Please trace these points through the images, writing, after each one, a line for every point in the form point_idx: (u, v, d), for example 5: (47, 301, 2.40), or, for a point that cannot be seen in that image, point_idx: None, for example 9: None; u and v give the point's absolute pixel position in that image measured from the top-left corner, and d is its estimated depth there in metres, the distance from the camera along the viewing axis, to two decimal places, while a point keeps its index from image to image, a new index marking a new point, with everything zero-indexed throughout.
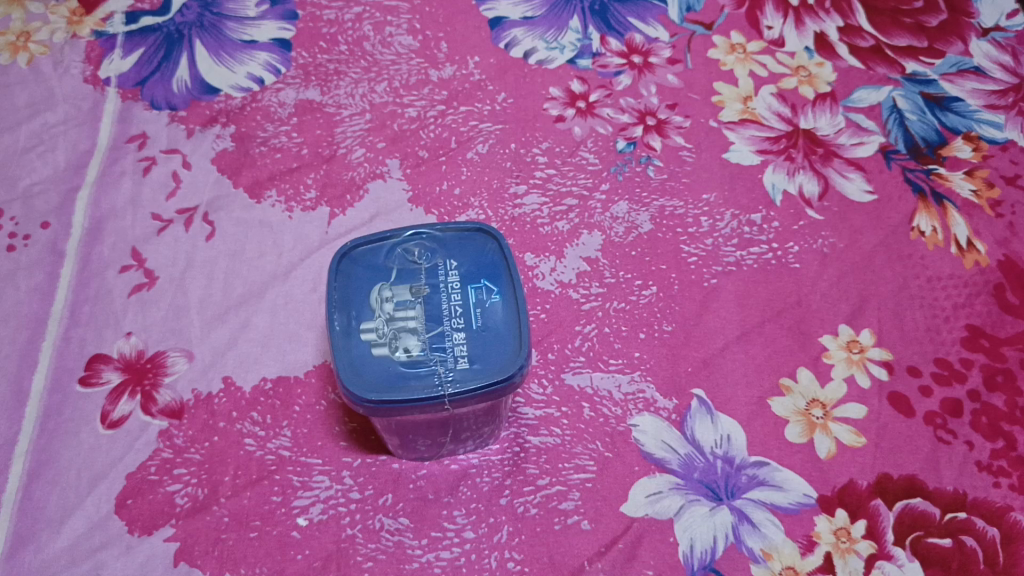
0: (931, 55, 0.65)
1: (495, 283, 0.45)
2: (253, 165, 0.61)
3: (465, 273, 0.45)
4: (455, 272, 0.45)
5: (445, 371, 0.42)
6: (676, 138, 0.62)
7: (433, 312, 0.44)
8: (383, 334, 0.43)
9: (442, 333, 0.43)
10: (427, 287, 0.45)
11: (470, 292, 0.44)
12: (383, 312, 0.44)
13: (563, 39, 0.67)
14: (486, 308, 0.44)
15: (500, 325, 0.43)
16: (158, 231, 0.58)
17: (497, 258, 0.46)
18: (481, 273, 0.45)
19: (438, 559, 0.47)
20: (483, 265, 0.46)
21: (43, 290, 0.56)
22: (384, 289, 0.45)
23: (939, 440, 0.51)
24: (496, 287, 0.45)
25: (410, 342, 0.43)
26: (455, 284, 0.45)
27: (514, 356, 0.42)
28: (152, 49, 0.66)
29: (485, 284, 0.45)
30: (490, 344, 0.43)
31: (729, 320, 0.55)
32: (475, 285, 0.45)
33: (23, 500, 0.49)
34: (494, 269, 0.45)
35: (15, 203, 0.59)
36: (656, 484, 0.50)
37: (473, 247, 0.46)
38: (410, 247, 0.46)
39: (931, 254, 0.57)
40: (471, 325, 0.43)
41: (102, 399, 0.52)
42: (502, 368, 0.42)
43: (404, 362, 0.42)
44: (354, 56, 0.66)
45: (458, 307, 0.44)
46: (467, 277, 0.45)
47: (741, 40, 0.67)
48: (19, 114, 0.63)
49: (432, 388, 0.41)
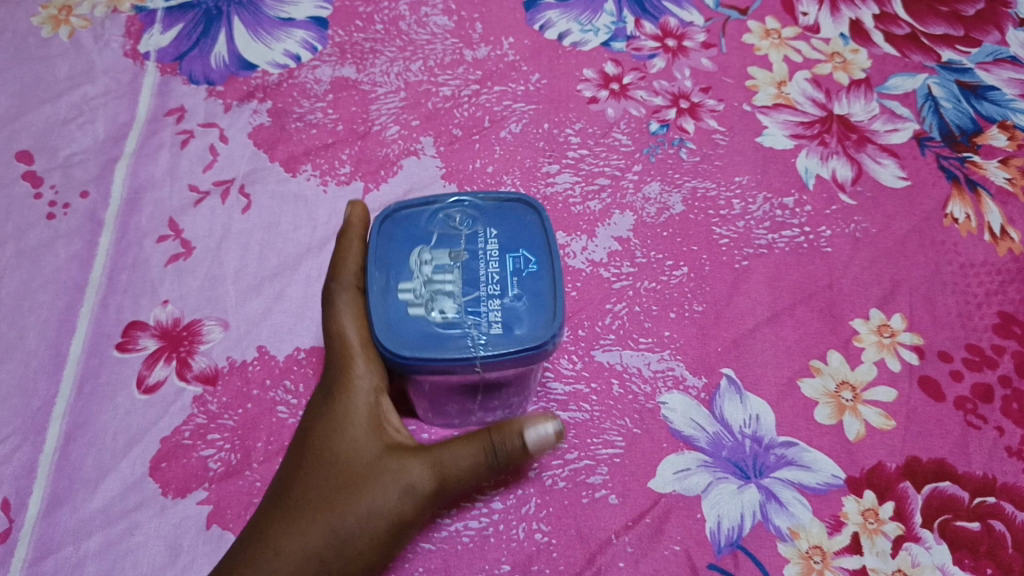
0: (968, 43, 0.65)
1: (533, 253, 0.45)
2: (289, 140, 0.62)
3: (504, 242, 0.45)
4: (494, 241, 0.45)
5: (479, 333, 0.42)
6: (709, 121, 0.62)
7: (470, 278, 0.44)
8: (420, 294, 0.43)
9: (477, 298, 0.43)
10: (465, 252, 0.45)
11: (507, 260, 0.45)
12: (421, 274, 0.44)
13: (598, 22, 0.67)
14: (522, 276, 0.44)
15: (536, 292, 0.43)
16: (194, 202, 0.59)
17: (537, 230, 0.46)
18: (521, 243, 0.45)
19: (467, 528, 0.48)
20: (522, 235, 0.46)
21: (81, 258, 0.57)
22: (424, 252, 0.45)
23: (969, 424, 0.51)
24: (533, 257, 0.45)
25: (445, 304, 0.43)
26: (493, 252, 0.45)
27: (547, 325, 0.42)
28: (190, 25, 0.66)
29: (523, 253, 0.45)
30: (525, 311, 0.43)
31: (760, 302, 0.55)
32: (514, 253, 0.45)
33: (59, 460, 0.50)
34: (533, 240, 0.45)
35: (55, 172, 0.60)
36: (684, 461, 0.50)
37: (515, 217, 0.46)
38: (452, 212, 0.47)
39: (964, 240, 0.57)
40: (506, 292, 0.43)
41: (139, 364, 0.53)
42: (533, 335, 0.42)
43: (439, 323, 0.42)
44: (390, 35, 0.67)
45: (495, 274, 0.44)
46: (506, 245, 0.45)
47: (775, 26, 0.67)
48: (59, 86, 0.64)
49: (465, 348, 0.42)
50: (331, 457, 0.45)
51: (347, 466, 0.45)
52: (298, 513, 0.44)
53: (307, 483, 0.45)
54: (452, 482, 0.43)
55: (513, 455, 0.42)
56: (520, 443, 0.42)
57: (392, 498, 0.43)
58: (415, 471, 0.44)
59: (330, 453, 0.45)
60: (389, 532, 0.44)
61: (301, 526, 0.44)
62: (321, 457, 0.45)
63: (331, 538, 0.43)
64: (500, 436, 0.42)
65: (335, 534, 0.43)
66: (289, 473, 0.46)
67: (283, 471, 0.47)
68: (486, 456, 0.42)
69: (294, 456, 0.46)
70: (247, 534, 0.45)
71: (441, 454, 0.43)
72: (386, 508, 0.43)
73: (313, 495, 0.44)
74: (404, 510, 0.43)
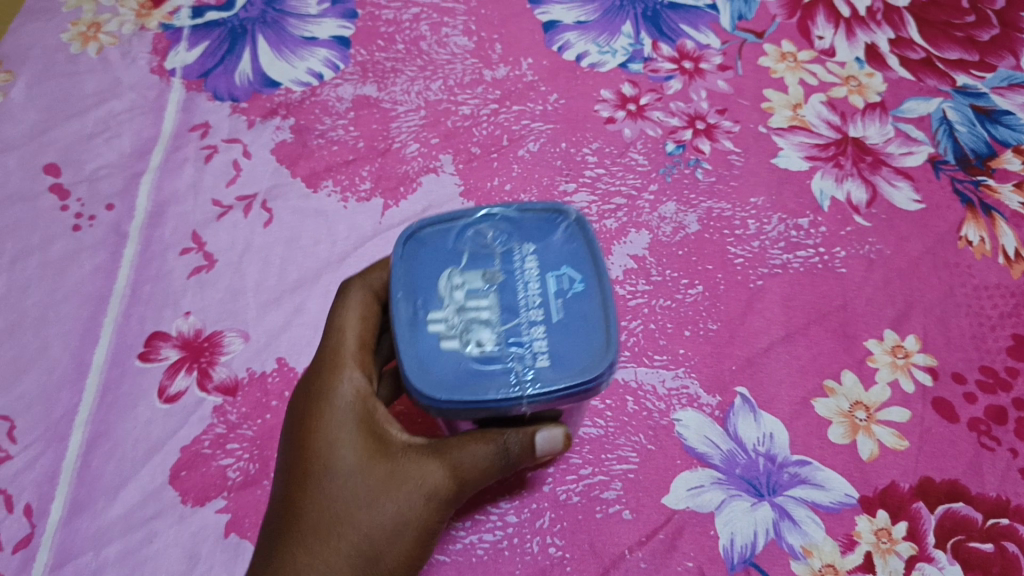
0: (982, 68, 0.66)
1: (577, 270, 0.42)
2: (311, 156, 0.63)
3: (543, 258, 0.43)
4: (532, 258, 0.43)
5: (523, 368, 0.39)
6: (725, 142, 0.63)
7: (509, 302, 0.41)
8: (453, 325, 0.41)
9: (519, 326, 0.41)
10: (501, 273, 0.42)
11: (550, 279, 0.42)
12: (453, 301, 0.42)
13: (615, 44, 0.68)
14: (567, 298, 0.41)
15: (584, 316, 0.41)
16: (217, 216, 0.60)
17: (581, 243, 0.43)
18: (563, 258, 0.43)
19: (481, 540, 0.49)
20: (562, 249, 0.43)
21: (106, 269, 0.58)
22: (454, 276, 0.42)
23: (983, 446, 0.51)
24: (577, 275, 0.42)
25: (482, 335, 0.40)
26: (533, 271, 0.42)
27: (600, 355, 0.39)
28: (216, 43, 0.68)
29: (566, 271, 0.42)
30: (574, 339, 0.40)
31: (774, 321, 0.55)
32: (556, 272, 0.42)
33: (81, 467, 0.51)
34: (577, 254, 0.43)
35: (82, 185, 0.61)
36: (697, 478, 0.50)
37: (552, 228, 0.44)
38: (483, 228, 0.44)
39: (978, 263, 0.57)
40: (551, 318, 0.41)
41: (160, 374, 0.54)
42: (588, 366, 0.39)
43: (476, 358, 0.40)
44: (411, 55, 0.68)
45: (536, 297, 0.41)
46: (546, 263, 0.42)
47: (791, 49, 0.67)
48: (87, 101, 0.65)
49: (510, 387, 0.39)
50: (337, 467, 0.44)
51: (355, 478, 0.44)
52: (317, 529, 0.43)
53: (317, 499, 0.44)
54: (469, 480, 0.43)
55: (525, 456, 0.41)
56: (534, 444, 0.41)
57: (410, 502, 0.43)
58: (432, 475, 0.43)
59: (335, 463, 0.44)
60: (413, 535, 0.44)
61: (328, 540, 0.43)
62: (326, 468, 0.44)
63: (357, 550, 0.43)
64: (516, 432, 0.40)
65: (360, 546, 0.43)
66: (292, 489, 0.45)
67: (284, 486, 0.45)
68: (501, 454, 0.41)
69: (293, 469, 0.45)
70: (265, 558, 0.45)
71: (454, 454, 0.42)
72: (409, 511, 0.43)
73: (325, 508, 0.44)
74: (425, 511, 0.43)
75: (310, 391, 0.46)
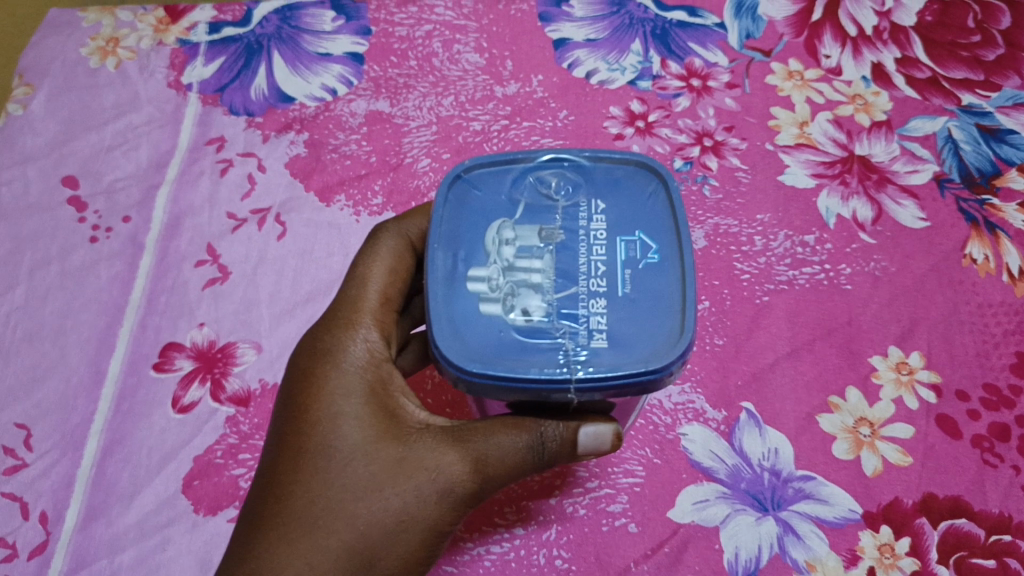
0: (988, 88, 0.66)
1: (652, 240, 0.41)
2: (324, 170, 0.64)
3: (614, 223, 0.42)
4: (601, 221, 0.42)
5: (574, 345, 0.38)
6: (732, 159, 0.64)
7: (566, 267, 0.41)
8: (498, 286, 0.40)
9: (576, 295, 0.40)
10: (562, 233, 0.42)
11: (618, 245, 0.41)
12: (502, 259, 0.41)
13: (625, 61, 0.69)
14: (636, 271, 0.40)
15: (655, 293, 0.40)
16: (232, 229, 0.61)
17: (663, 210, 0.42)
18: (637, 224, 0.42)
19: (489, 552, 0.50)
20: (637, 216, 0.42)
21: (122, 280, 0.59)
22: (506, 229, 0.42)
23: (986, 463, 0.51)
24: (651, 246, 0.41)
25: (530, 302, 0.40)
26: (600, 235, 0.42)
27: (667, 344, 0.38)
28: (232, 58, 0.69)
29: (638, 240, 0.41)
30: (638, 315, 0.39)
31: (780, 337, 0.56)
32: (626, 240, 0.41)
33: (96, 475, 0.52)
34: (654, 224, 0.42)
35: (99, 197, 0.63)
36: (702, 492, 0.51)
37: (631, 190, 0.43)
38: (549, 181, 0.44)
39: (982, 281, 0.58)
40: (614, 291, 0.40)
41: (174, 384, 0.55)
42: (656, 356, 0.38)
43: (522, 329, 0.39)
44: (423, 71, 0.69)
45: (601, 265, 0.40)
46: (616, 228, 0.42)
47: (799, 67, 0.68)
48: (105, 114, 0.67)
49: (558, 367, 0.37)
50: (339, 447, 0.42)
51: (359, 461, 0.42)
52: (308, 519, 0.42)
53: (313, 479, 0.42)
54: (489, 475, 0.42)
55: (565, 451, 0.41)
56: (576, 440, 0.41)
57: (419, 496, 0.42)
58: (450, 467, 0.42)
59: (337, 442, 0.42)
60: (418, 533, 0.42)
61: (316, 536, 0.41)
62: (328, 446, 0.42)
63: (352, 544, 0.41)
64: (556, 425, 0.40)
65: (354, 543, 0.41)
66: (285, 468, 0.43)
67: (274, 464, 0.43)
68: (535, 446, 0.41)
69: (289, 443, 0.43)
70: (247, 542, 0.43)
71: (479, 443, 0.41)
72: (421, 505, 0.42)
73: (325, 490, 0.42)
74: (434, 506, 0.42)
75: (317, 351, 0.45)
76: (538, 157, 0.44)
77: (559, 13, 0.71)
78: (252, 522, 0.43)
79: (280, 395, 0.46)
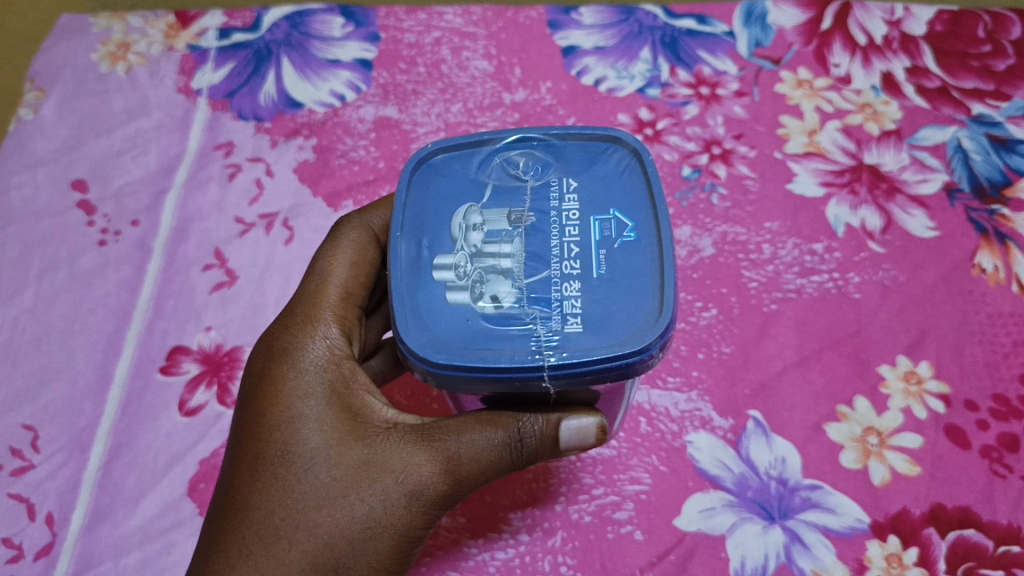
0: (998, 98, 0.66)
1: (630, 219, 0.41)
2: (332, 176, 0.64)
3: (587, 201, 0.42)
4: (574, 200, 0.42)
5: (545, 331, 0.38)
6: (741, 167, 0.64)
7: (537, 249, 0.40)
8: (465, 274, 0.40)
9: (549, 278, 0.40)
10: (532, 215, 0.42)
11: (593, 224, 0.41)
12: (469, 245, 0.41)
13: (633, 69, 0.69)
14: (613, 251, 0.40)
15: (632, 272, 0.39)
16: (240, 233, 0.61)
17: (641, 189, 0.42)
18: (610, 203, 0.42)
19: (493, 558, 0.50)
20: (610, 194, 0.42)
21: (130, 284, 0.59)
22: (473, 215, 0.42)
23: (995, 473, 0.51)
24: (628, 225, 0.41)
25: (499, 289, 0.40)
26: (574, 216, 0.41)
27: (648, 327, 0.37)
28: (241, 64, 0.69)
29: (615, 219, 0.41)
30: (615, 298, 0.39)
31: (788, 345, 0.56)
32: (602, 219, 0.41)
33: (102, 478, 0.52)
34: (631, 203, 0.41)
35: (108, 201, 0.63)
36: (709, 500, 0.51)
37: (604, 166, 0.43)
38: (517, 163, 0.44)
39: (992, 290, 0.57)
40: (590, 273, 0.39)
41: (181, 387, 0.55)
42: (635, 338, 0.37)
43: (491, 318, 0.39)
44: (432, 77, 0.69)
45: (573, 246, 0.40)
46: (590, 208, 0.42)
47: (808, 76, 0.68)
48: (115, 119, 0.67)
49: (529, 355, 0.37)
50: (300, 450, 0.42)
51: (321, 464, 0.41)
52: (268, 529, 0.41)
53: (273, 486, 0.41)
54: (461, 476, 0.41)
55: (545, 447, 0.41)
56: (558, 433, 0.40)
57: (387, 498, 0.41)
58: (420, 470, 0.41)
59: (298, 445, 0.42)
60: (387, 539, 0.41)
61: (278, 547, 0.40)
62: (289, 450, 0.42)
63: (317, 554, 0.40)
64: (537, 418, 0.40)
65: (318, 553, 0.40)
66: (243, 476, 0.42)
67: (233, 473, 0.43)
68: (510, 443, 0.40)
69: (247, 449, 0.43)
70: (204, 557, 0.42)
71: (449, 442, 0.41)
72: (390, 509, 0.41)
73: (288, 496, 0.41)
74: (404, 510, 0.41)
75: (275, 352, 0.45)
76: (505, 138, 0.44)
77: (567, 21, 0.72)
78: (213, 531, 0.42)
79: (239, 399, 0.45)
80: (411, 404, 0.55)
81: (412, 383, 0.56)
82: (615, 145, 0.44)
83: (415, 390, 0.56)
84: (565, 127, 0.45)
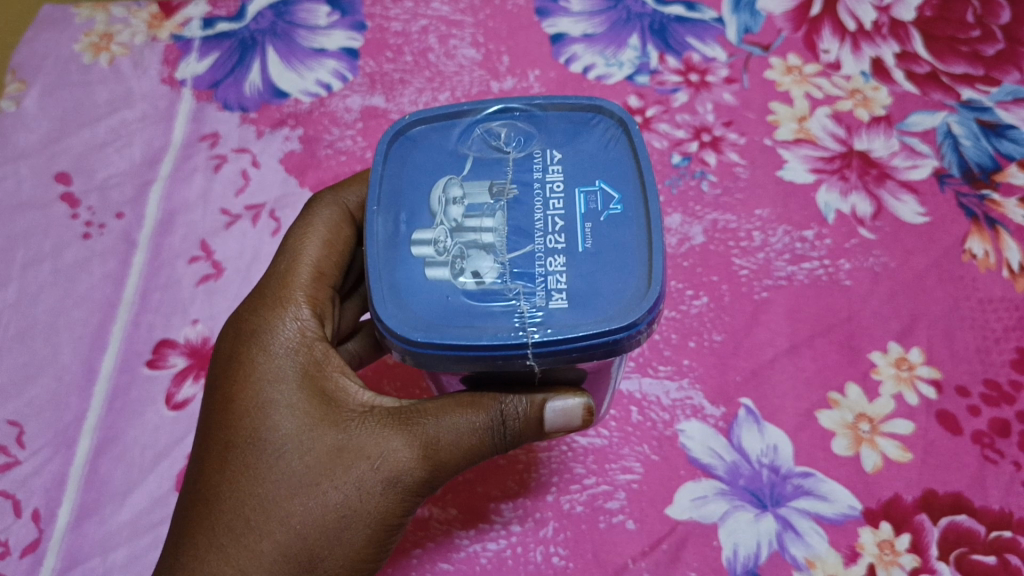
0: (988, 82, 0.65)
1: (617, 192, 0.40)
2: (319, 167, 0.63)
3: (572, 173, 0.41)
4: (558, 172, 0.41)
5: (529, 307, 0.38)
6: (731, 154, 0.63)
7: (519, 222, 0.40)
8: (444, 249, 0.40)
9: (532, 252, 0.39)
10: (515, 187, 0.41)
11: (578, 197, 0.40)
12: (449, 220, 0.40)
13: (622, 56, 0.68)
14: (599, 224, 0.39)
15: (618, 246, 0.39)
16: (226, 225, 0.61)
17: (627, 161, 0.42)
18: (596, 175, 0.41)
19: (484, 550, 0.50)
20: (597, 166, 0.42)
21: (115, 277, 0.59)
22: (453, 188, 0.41)
23: (986, 459, 0.51)
24: (614, 197, 0.40)
25: (481, 265, 0.39)
26: (559, 188, 0.41)
27: (635, 302, 0.37)
28: (226, 53, 0.68)
29: (602, 191, 0.41)
30: (602, 272, 0.38)
31: (779, 333, 0.55)
32: (587, 191, 0.41)
33: (89, 473, 0.52)
34: (617, 175, 0.41)
35: (93, 193, 0.62)
36: (701, 488, 0.51)
37: (590, 137, 0.43)
38: (498, 134, 0.43)
39: (982, 276, 0.57)
40: (575, 246, 0.39)
41: (168, 381, 0.55)
42: (623, 314, 0.37)
43: (473, 295, 0.39)
44: (419, 66, 0.68)
45: (558, 220, 0.40)
46: (575, 180, 0.41)
47: (797, 62, 0.68)
48: (98, 110, 0.66)
49: (513, 332, 0.37)
50: (270, 438, 0.41)
51: (292, 451, 0.41)
52: (239, 521, 0.41)
53: (245, 475, 0.41)
54: (439, 462, 0.41)
55: (528, 429, 0.40)
56: (543, 415, 0.40)
57: (362, 486, 0.40)
58: (396, 456, 0.40)
59: (268, 432, 0.41)
60: (364, 529, 0.41)
61: (249, 538, 0.40)
62: (259, 438, 0.41)
63: (289, 545, 0.40)
64: (524, 400, 0.40)
65: (290, 544, 0.40)
66: (213, 465, 0.42)
67: (204, 461, 0.43)
68: (492, 426, 0.40)
69: (217, 437, 0.42)
70: (175, 550, 0.42)
71: (427, 426, 0.40)
72: (365, 498, 0.40)
73: (258, 486, 0.41)
74: (380, 497, 0.41)
75: (244, 336, 0.44)
76: (486, 109, 0.44)
77: (555, 8, 0.71)
78: (185, 523, 0.42)
79: (208, 384, 0.45)
80: (400, 395, 0.55)
81: (402, 374, 0.56)
82: (601, 115, 0.43)
83: (405, 381, 0.55)
84: (549, 96, 0.44)
